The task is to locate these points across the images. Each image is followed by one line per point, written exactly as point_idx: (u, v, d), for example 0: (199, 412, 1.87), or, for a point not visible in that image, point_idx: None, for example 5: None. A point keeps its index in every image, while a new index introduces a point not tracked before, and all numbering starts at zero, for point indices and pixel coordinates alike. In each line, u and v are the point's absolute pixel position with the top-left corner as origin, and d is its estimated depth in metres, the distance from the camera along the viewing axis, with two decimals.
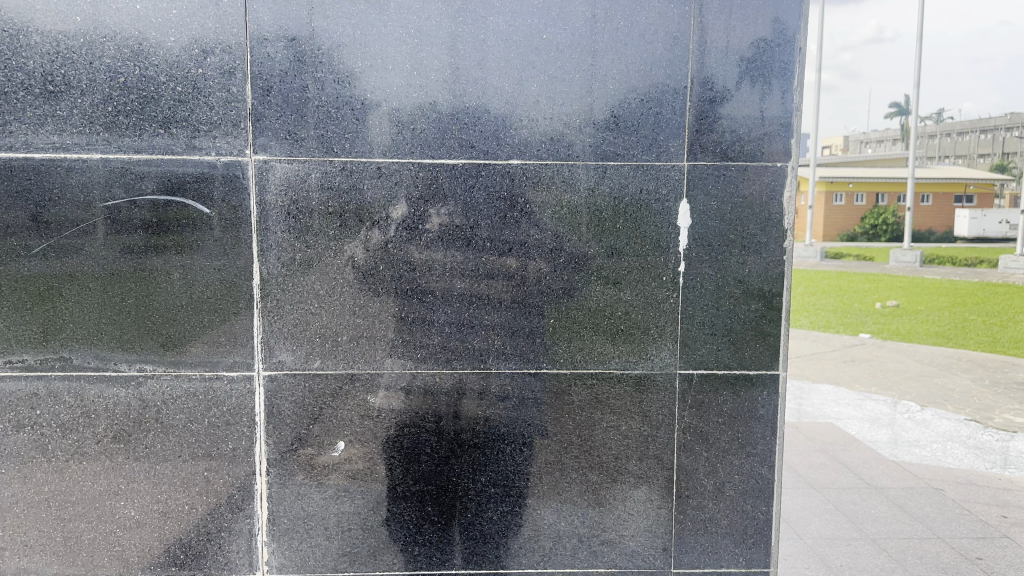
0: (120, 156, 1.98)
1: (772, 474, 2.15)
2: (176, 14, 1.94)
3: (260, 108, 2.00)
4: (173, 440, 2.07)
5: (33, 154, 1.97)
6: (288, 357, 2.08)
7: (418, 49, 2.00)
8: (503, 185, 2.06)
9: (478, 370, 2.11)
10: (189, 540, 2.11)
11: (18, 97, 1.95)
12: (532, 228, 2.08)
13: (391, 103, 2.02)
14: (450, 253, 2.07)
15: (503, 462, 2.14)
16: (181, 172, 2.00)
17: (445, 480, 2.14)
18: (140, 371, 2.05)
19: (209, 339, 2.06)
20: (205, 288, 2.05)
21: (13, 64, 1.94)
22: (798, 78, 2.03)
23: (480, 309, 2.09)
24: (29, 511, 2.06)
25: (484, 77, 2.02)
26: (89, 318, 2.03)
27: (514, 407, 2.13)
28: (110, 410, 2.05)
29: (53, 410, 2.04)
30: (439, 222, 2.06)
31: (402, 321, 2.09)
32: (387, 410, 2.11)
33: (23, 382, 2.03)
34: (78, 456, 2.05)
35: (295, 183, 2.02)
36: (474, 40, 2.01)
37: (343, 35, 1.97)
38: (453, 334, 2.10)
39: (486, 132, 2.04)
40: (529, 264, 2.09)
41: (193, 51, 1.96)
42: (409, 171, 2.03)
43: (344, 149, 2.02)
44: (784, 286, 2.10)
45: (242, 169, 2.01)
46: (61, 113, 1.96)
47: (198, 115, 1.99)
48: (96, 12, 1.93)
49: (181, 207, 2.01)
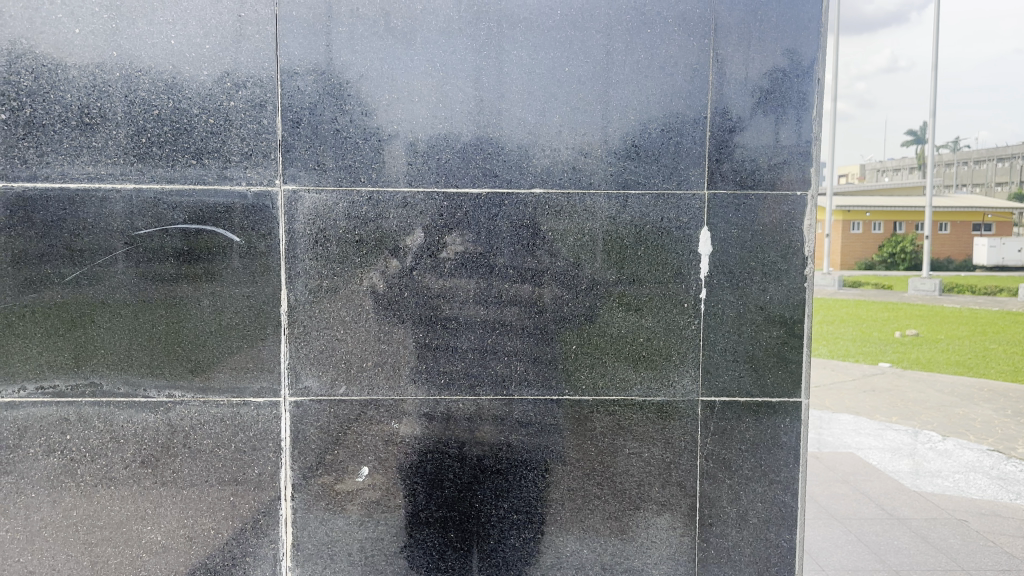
0: (154, 186, 2.04)
1: (795, 502, 2.15)
2: (210, 49, 2.00)
3: (290, 139, 2.05)
4: (200, 464, 2.10)
5: (69, 184, 2.02)
6: (314, 383, 2.10)
7: (443, 82, 2.05)
8: (524, 213, 2.09)
9: (501, 396, 2.13)
10: (214, 564, 2.12)
11: (54, 128, 2.01)
12: (554, 254, 2.10)
13: (415, 133, 2.06)
14: (473, 280, 2.10)
15: (526, 488, 2.15)
16: (212, 202, 2.05)
17: (468, 505, 2.15)
18: (169, 396, 2.09)
19: (237, 364, 2.09)
20: (233, 314, 2.08)
21: (51, 97, 2.00)
22: (815, 108, 2.06)
23: (502, 336, 2.11)
24: (56, 535, 2.08)
25: (507, 108, 2.07)
26: (120, 344, 2.07)
27: (537, 433, 2.14)
28: (139, 436, 2.08)
29: (83, 435, 2.07)
30: (462, 250, 2.09)
31: (426, 348, 2.11)
32: (410, 436, 2.13)
33: (53, 407, 2.07)
34: (106, 480, 2.08)
35: (323, 213, 2.06)
36: (498, 74, 2.06)
37: (369, 69, 2.03)
38: (476, 360, 2.12)
39: (509, 161, 2.08)
40: (553, 290, 2.11)
41: (226, 84, 2.02)
42: (433, 200, 2.07)
43: (371, 178, 2.06)
44: (805, 313, 2.11)
45: (271, 199, 2.05)
46: (96, 144, 2.02)
47: (230, 146, 2.04)
48: (132, 47, 2.00)
49: (212, 236, 2.06)
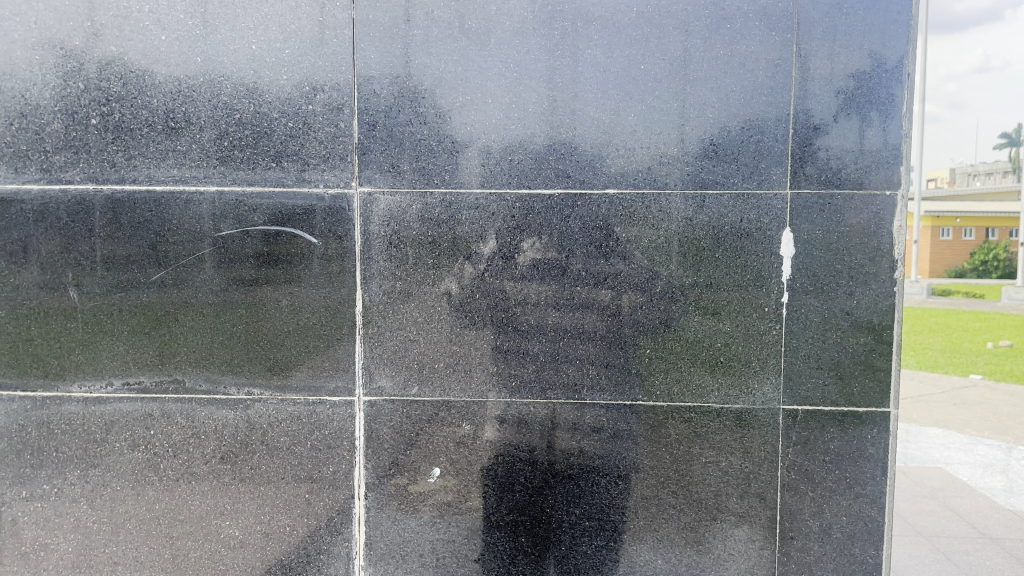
0: (235, 189, 2.08)
1: (882, 517, 2.04)
2: (289, 53, 2.04)
3: (366, 141, 2.06)
4: (277, 462, 2.13)
5: (155, 187, 2.09)
6: (387, 383, 2.11)
7: (517, 82, 2.03)
8: (598, 215, 2.05)
9: (573, 401, 2.09)
10: (289, 561, 2.15)
11: (142, 133, 2.08)
12: (629, 259, 2.06)
13: (488, 135, 2.05)
14: (545, 283, 2.07)
15: (598, 495, 2.11)
16: (291, 204, 2.08)
17: (539, 510, 2.12)
18: (248, 394, 2.13)
19: (313, 364, 2.12)
20: (310, 314, 2.11)
21: (139, 102, 2.07)
22: (906, 105, 1.96)
23: (575, 340, 2.08)
24: (140, 527, 2.15)
25: (580, 108, 2.04)
26: (202, 343, 2.13)
27: (609, 439, 2.09)
28: (219, 432, 2.13)
29: (167, 430, 2.14)
30: (534, 253, 2.07)
31: (499, 351, 2.10)
32: (482, 438, 2.11)
33: (139, 403, 2.14)
34: (188, 475, 2.14)
35: (397, 215, 2.07)
36: (572, 73, 2.03)
37: (444, 71, 2.04)
38: (548, 364, 2.09)
39: (583, 162, 2.05)
40: (627, 297, 2.06)
41: (304, 89, 2.05)
42: (505, 201, 2.06)
43: (444, 180, 2.06)
44: (894, 320, 2.01)
45: (347, 201, 2.08)
46: (181, 148, 2.08)
47: (308, 150, 2.07)
48: (216, 53, 2.05)
49: (290, 238, 2.09)
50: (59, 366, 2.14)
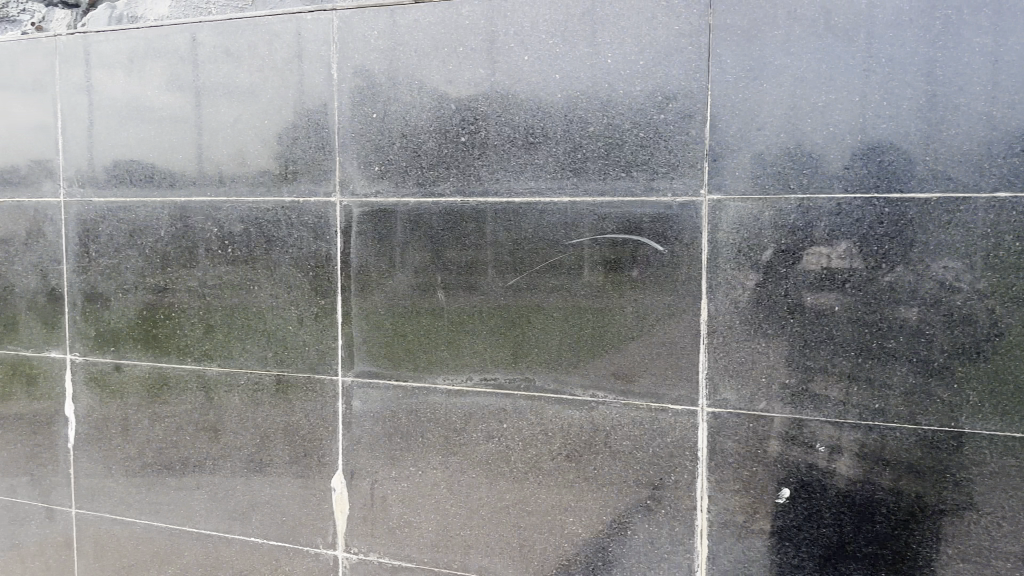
0: (587, 199, 2.16)
1: None
2: (644, 65, 2.08)
3: (718, 148, 2.03)
4: (620, 464, 2.17)
5: (514, 198, 2.24)
6: (733, 396, 2.06)
7: (889, 79, 1.88)
8: (986, 222, 1.83)
9: (949, 430, 1.88)
10: (629, 564, 2.18)
11: (504, 148, 2.24)
12: (941, 273, 1.87)
13: (854, 136, 1.91)
14: (917, 297, 1.89)
15: (980, 538, 1.86)
16: (640, 213, 2.12)
17: (905, 547, 1.92)
18: (593, 397, 2.19)
19: (658, 370, 2.13)
20: (656, 321, 2.12)
21: (503, 120, 2.24)
22: None
23: (952, 360, 1.87)
24: (493, 514, 2.30)
25: (966, 102, 1.83)
26: (552, 345, 2.23)
27: (993, 476, 1.85)
28: (566, 432, 2.23)
29: (518, 425, 2.27)
30: (905, 264, 1.89)
31: (859, 369, 1.94)
32: (839, 463, 1.97)
33: (494, 398, 2.30)
34: (537, 470, 2.26)
35: (749, 223, 2.02)
36: (956, 66, 1.83)
37: (805, 71, 1.94)
38: (917, 386, 1.90)
39: (968, 161, 1.83)
40: (979, 317, 1.85)
41: (657, 98, 2.07)
42: (872, 207, 1.90)
43: (802, 185, 1.96)
44: None
45: (697, 209, 2.06)
46: (538, 161, 2.21)
47: (658, 158, 2.09)
48: (574, 69, 2.15)
49: (638, 246, 2.12)
50: (427, 360, 2.37)
